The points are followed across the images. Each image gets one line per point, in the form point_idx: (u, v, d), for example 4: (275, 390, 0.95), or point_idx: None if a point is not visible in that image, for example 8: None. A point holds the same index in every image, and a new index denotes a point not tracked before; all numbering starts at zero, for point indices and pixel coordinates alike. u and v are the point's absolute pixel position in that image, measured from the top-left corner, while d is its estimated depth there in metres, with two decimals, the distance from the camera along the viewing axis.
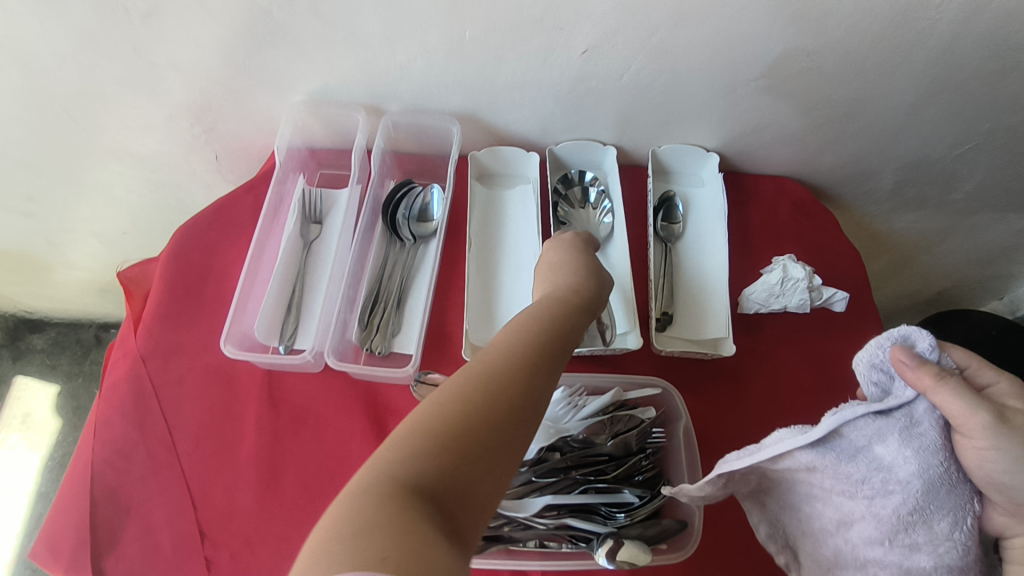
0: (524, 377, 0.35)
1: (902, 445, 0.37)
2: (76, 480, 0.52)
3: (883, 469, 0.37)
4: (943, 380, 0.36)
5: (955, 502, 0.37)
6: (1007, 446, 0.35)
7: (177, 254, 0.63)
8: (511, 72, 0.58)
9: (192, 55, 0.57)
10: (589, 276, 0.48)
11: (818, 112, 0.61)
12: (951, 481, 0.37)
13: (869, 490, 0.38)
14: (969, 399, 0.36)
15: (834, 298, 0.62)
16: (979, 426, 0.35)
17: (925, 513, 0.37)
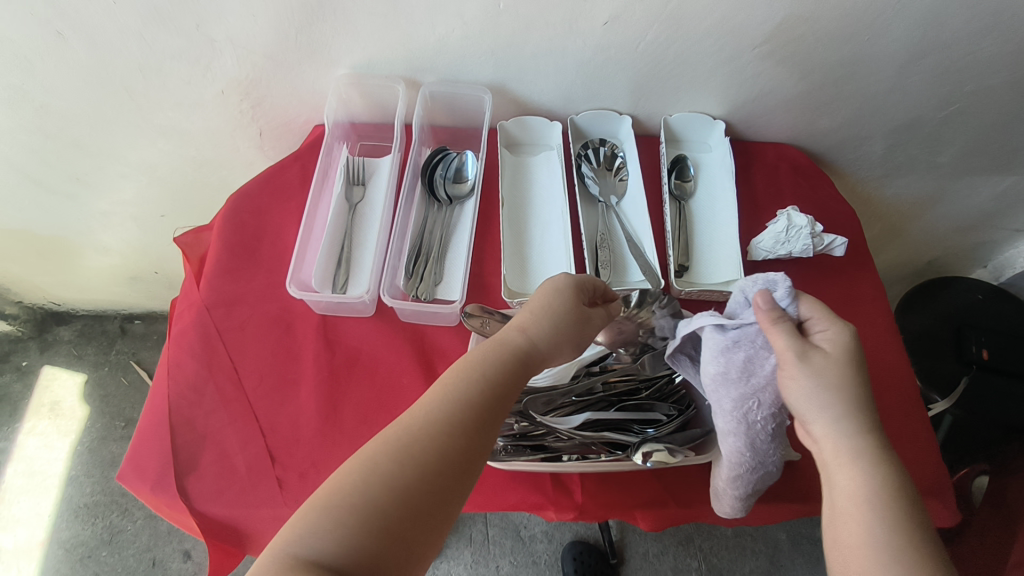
0: (476, 419, 0.42)
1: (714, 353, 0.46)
2: (156, 412, 0.58)
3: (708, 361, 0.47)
4: (775, 324, 0.44)
5: (750, 399, 0.45)
6: (801, 380, 0.42)
7: (232, 216, 0.69)
8: (539, 42, 0.64)
9: (250, 31, 0.63)
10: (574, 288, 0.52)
11: (813, 77, 0.68)
12: (749, 385, 0.45)
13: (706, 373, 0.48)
14: (794, 341, 0.43)
15: (835, 245, 0.67)
16: (792, 365, 0.43)
17: (715, 400, 0.47)
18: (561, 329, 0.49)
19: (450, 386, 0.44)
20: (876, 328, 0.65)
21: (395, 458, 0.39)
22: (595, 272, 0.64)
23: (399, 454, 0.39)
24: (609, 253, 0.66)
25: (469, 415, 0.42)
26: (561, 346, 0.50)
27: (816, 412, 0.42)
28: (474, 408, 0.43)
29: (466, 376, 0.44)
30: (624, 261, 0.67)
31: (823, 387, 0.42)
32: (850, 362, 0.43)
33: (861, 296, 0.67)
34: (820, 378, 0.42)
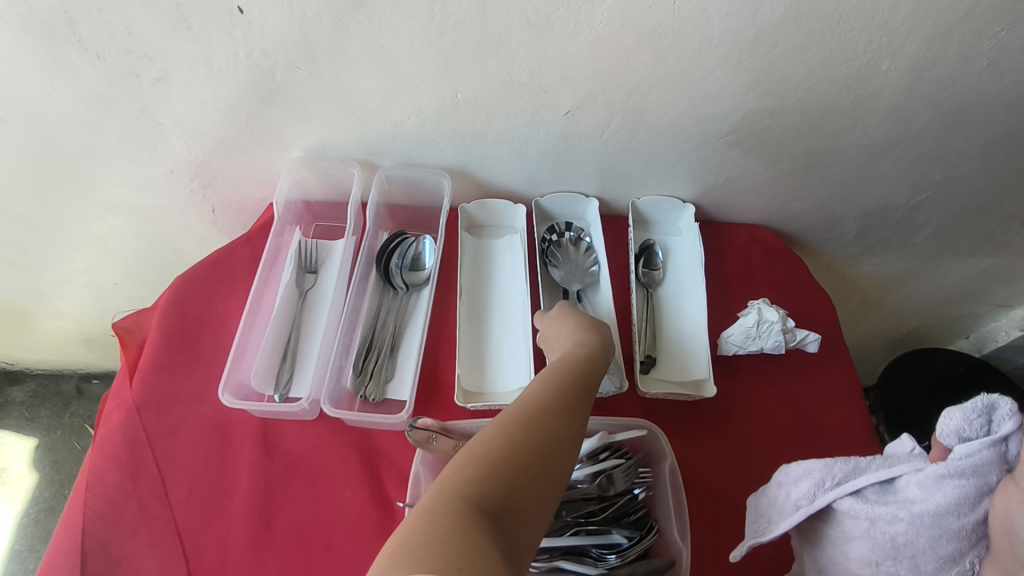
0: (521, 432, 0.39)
1: (930, 486, 0.41)
2: (67, 534, 0.52)
3: (907, 500, 0.42)
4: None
5: (959, 559, 0.40)
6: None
7: (173, 304, 0.65)
8: (499, 129, 0.62)
9: (197, 115, 0.60)
10: (593, 340, 0.53)
11: (783, 165, 0.66)
12: (960, 544, 0.40)
13: (885, 511, 0.43)
14: None
15: (807, 340, 0.64)
16: None
17: (915, 545, 0.41)
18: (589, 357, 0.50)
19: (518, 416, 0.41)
20: (852, 430, 0.62)
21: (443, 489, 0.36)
22: None
23: (433, 506, 0.35)
24: None
25: (513, 436, 0.39)
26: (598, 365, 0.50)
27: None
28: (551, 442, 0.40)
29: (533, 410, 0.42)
30: None
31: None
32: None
33: (836, 396, 0.64)
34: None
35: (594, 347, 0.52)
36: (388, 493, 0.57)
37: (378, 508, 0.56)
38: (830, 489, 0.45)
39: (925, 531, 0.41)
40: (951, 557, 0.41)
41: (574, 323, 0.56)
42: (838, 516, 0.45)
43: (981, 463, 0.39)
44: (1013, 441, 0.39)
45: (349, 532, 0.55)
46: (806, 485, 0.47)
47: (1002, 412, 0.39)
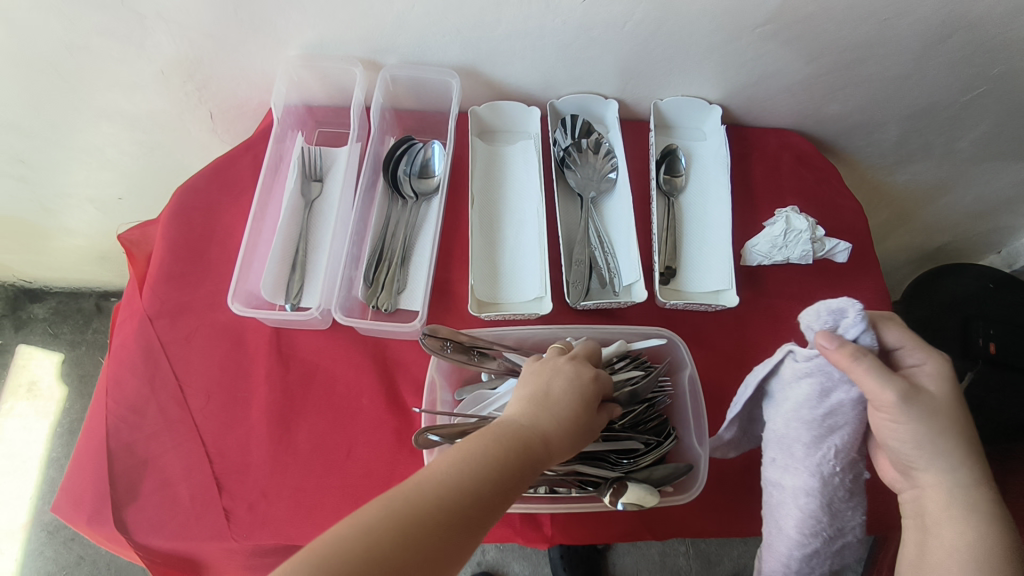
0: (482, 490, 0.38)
1: (795, 385, 0.44)
2: (93, 436, 0.54)
3: (783, 402, 0.46)
4: (858, 359, 0.40)
5: (824, 445, 0.43)
6: (902, 422, 0.40)
7: (177, 214, 0.63)
8: (511, 21, 0.57)
9: (183, 7, 0.55)
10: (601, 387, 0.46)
11: (821, 59, 0.60)
12: (824, 429, 0.43)
13: (772, 413, 0.47)
14: (883, 375, 0.40)
15: (836, 250, 0.62)
16: (890, 401, 0.40)
17: (791, 441, 0.45)
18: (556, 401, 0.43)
19: (451, 466, 0.38)
20: None
21: (398, 513, 0.35)
22: (572, 281, 0.59)
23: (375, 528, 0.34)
24: (595, 263, 0.60)
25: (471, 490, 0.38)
26: (563, 444, 0.42)
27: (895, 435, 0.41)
28: (476, 506, 0.37)
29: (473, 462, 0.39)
30: (616, 264, 0.61)
31: (924, 434, 0.41)
32: (942, 401, 0.41)
33: (862, 305, 0.62)
34: (913, 420, 0.40)
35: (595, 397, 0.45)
36: (405, 400, 0.58)
37: (394, 414, 0.57)
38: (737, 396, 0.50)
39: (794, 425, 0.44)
40: (818, 443, 0.44)
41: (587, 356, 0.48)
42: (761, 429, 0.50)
43: (823, 364, 0.43)
44: (866, 337, 0.41)
45: (367, 436, 0.56)
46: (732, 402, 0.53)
47: (850, 317, 0.41)
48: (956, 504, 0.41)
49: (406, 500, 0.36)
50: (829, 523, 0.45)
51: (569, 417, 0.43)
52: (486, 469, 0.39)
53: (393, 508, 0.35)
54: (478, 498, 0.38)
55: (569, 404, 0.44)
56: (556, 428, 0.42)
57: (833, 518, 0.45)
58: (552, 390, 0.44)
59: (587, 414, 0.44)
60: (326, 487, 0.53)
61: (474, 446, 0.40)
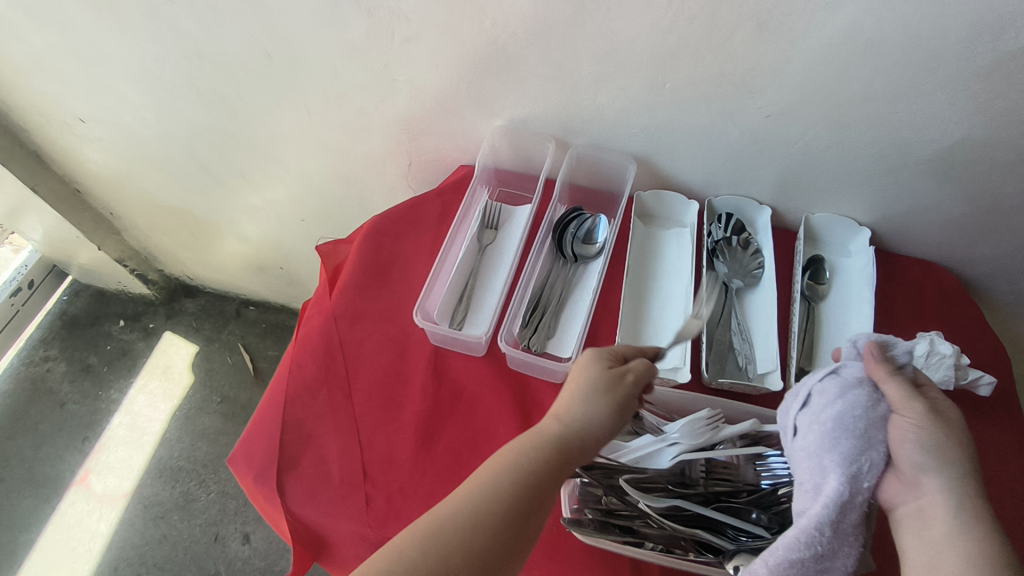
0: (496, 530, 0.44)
1: (832, 400, 0.46)
2: (273, 404, 0.63)
3: (817, 414, 0.47)
4: (892, 374, 0.46)
5: (861, 458, 0.44)
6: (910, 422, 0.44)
7: (372, 235, 0.74)
8: (695, 124, 0.65)
9: (428, 75, 0.68)
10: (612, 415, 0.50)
11: (979, 202, 0.64)
12: (862, 442, 0.44)
13: (813, 429, 0.46)
14: (910, 390, 0.45)
15: (982, 381, 0.58)
16: (918, 408, 0.44)
17: (830, 453, 0.44)
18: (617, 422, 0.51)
19: (465, 501, 0.45)
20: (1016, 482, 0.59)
21: (423, 548, 0.42)
22: (709, 357, 0.63)
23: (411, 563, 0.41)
24: (736, 347, 0.64)
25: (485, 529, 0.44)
26: (600, 419, 0.50)
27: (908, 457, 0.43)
28: (504, 530, 0.44)
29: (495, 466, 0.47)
30: (754, 350, 0.64)
31: (933, 442, 0.43)
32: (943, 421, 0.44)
33: (999, 440, 0.61)
34: (932, 426, 0.43)
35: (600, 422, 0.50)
36: None
37: None
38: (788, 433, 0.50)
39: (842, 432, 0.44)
40: (847, 456, 0.44)
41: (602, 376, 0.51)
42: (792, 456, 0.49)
43: (851, 384, 0.46)
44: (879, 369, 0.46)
45: None
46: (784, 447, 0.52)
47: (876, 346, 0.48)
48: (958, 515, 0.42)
49: (425, 525, 0.44)
50: (840, 518, 0.42)
51: (609, 399, 0.50)
52: (504, 504, 0.45)
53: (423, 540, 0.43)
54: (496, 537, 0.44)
55: (592, 407, 0.50)
56: (587, 407, 0.50)
57: (841, 532, 0.42)
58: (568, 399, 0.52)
59: (604, 416, 0.50)
60: None
61: (495, 483, 0.46)
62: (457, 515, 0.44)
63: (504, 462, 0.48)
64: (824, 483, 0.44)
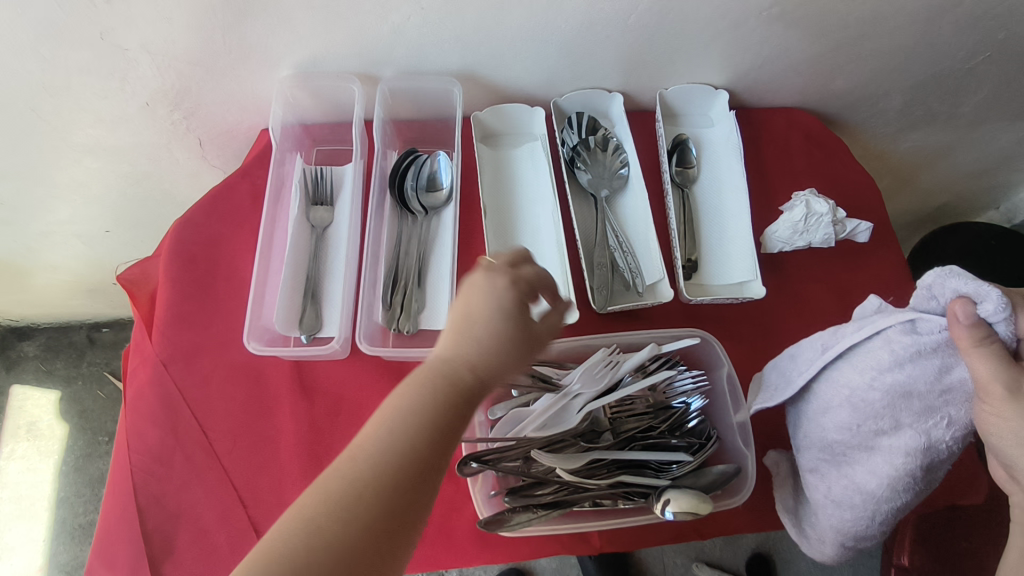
0: (372, 488, 0.32)
1: (900, 358, 0.39)
2: (120, 489, 0.52)
3: (879, 366, 0.40)
4: (980, 346, 0.35)
5: (936, 414, 0.39)
6: (1017, 420, 0.34)
7: (177, 250, 0.60)
8: (513, 23, 0.54)
9: (165, 35, 0.52)
10: (501, 303, 0.38)
11: (829, 38, 0.59)
12: (937, 400, 0.39)
13: (869, 380, 0.41)
14: (1008, 370, 0.34)
15: (858, 230, 0.61)
16: (1003, 397, 0.34)
17: (894, 412, 0.40)
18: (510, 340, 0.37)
19: (354, 461, 0.33)
20: None
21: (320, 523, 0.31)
22: (593, 285, 0.57)
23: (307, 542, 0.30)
24: (620, 263, 0.59)
25: (342, 485, 0.32)
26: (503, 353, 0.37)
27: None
28: (350, 482, 0.32)
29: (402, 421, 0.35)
30: (638, 261, 0.59)
31: None
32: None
33: (883, 281, 0.61)
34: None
35: (477, 308, 0.38)
36: None
37: None
38: (812, 360, 0.46)
39: (912, 396, 0.39)
40: (925, 412, 0.39)
41: (485, 293, 0.38)
42: (827, 384, 0.44)
43: (945, 340, 0.38)
44: (1004, 325, 0.35)
45: None
46: (807, 353, 0.46)
47: (992, 306, 0.35)
48: None
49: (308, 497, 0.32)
50: (914, 484, 0.41)
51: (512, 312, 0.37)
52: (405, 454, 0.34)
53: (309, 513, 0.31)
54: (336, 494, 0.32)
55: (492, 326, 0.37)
56: (480, 300, 0.38)
57: (914, 486, 0.41)
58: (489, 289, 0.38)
59: (512, 330, 0.38)
60: None
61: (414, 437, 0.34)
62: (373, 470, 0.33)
63: (404, 434, 0.34)
64: (889, 435, 0.40)
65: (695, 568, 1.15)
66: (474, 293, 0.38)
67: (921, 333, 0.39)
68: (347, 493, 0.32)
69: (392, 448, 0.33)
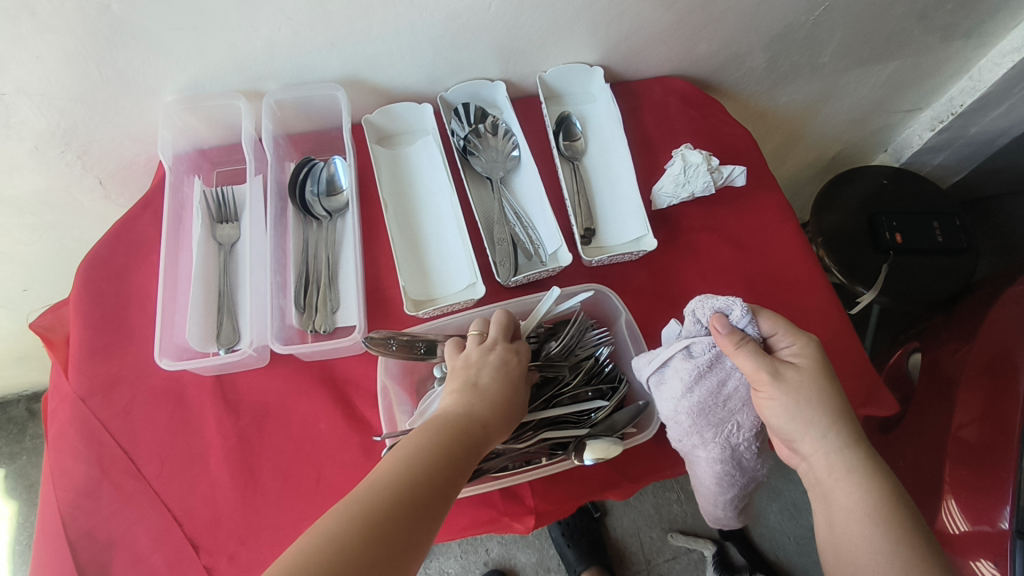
0: (415, 479, 0.39)
1: (688, 382, 0.49)
2: (50, 527, 0.52)
3: (677, 393, 0.49)
4: (740, 347, 0.47)
5: (729, 422, 0.49)
6: (780, 397, 0.46)
7: (85, 288, 0.61)
8: (380, 24, 0.57)
9: (39, 74, 0.53)
10: (507, 372, 0.48)
11: (679, 4, 0.64)
12: (724, 410, 0.49)
13: (675, 403, 0.50)
14: (762, 360, 0.46)
15: (734, 175, 0.65)
16: (766, 383, 0.46)
17: (701, 427, 0.49)
18: (488, 390, 0.46)
19: (395, 460, 0.40)
20: (789, 248, 0.64)
21: (372, 511, 0.36)
22: (496, 260, 0.60)
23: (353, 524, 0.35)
24: (521, 237, 0.62)
25: (400, 482, 0.39)
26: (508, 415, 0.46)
27: (793, 432, 0.47)
28: (405, 478, 0.39)
29: (413, 443, 0.42)
30: (538, 233, 0.62)
31: (795, 406, 0.46)
32: (811, 379, 0.46)
33: (770, 219, 0.66)
34: (795, 395, 0.46)
35: (498, 393, 0.47)
36: (363, 413, 0.58)
37: (356, 432, 0.57)
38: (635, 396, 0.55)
39: (709, 410, 0.49)
40: (721, 423, 0.49)
41: (481, 358, 0.49)
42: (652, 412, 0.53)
43: (717, 352, 0.49)
44: (749, 326, 0.48)
45: (334, 458, 0.56)
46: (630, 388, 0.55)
47: (739, 312, 0.48)
48: (841, 463, 0.46)
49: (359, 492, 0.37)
50: (738, 475, 0.51)
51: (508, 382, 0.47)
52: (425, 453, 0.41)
53: (361, 505, 0.36)
54: (390, 489, 0.38)
55: (490, 371, 0.48)
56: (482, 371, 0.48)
57: (740, 472, 0.51)
58: (483, 380, 0.47)
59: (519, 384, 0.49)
60: (305, 518, 0.53)
61: (437, 440, 0.42)
62: (403, 470, 0.39)
63: (438, 443, 0.42)
64: (700, 449, 0.50)
65: (670, 538, 1.17)
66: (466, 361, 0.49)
67: (699, 351, 0.50)
68: (400, 485, 0.38)
69: (429, 458, 0.41)
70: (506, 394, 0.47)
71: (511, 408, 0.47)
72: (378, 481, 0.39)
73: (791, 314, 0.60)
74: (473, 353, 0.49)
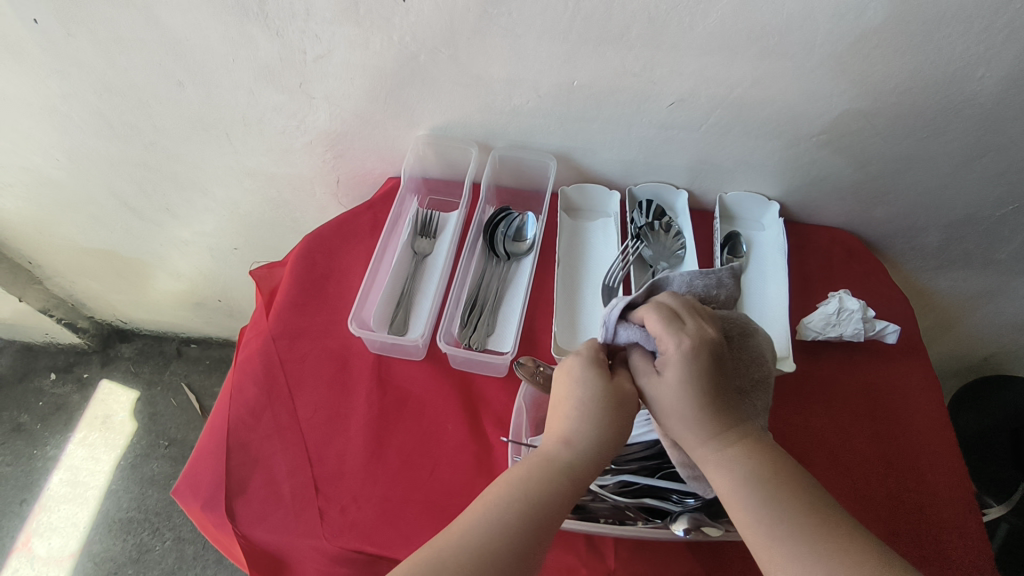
0: (514, 514, 0.41)
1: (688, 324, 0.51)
2: (218, 432, 0.62)
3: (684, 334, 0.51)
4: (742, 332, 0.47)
5: None
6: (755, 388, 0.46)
7: (304, 255, 0.74)
8: (607, 118, 0.68)
9: (345, 90, 0.69)
10: (607, 402, 0.45)
11: (869, 168, 0.70)
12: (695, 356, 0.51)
13: None
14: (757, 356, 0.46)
15: (886, 331, 0.67)
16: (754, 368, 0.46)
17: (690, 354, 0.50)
18: (590, 421, 0.44)
19: (496, 496, 0.42)
20: (928, 418, 0.64)
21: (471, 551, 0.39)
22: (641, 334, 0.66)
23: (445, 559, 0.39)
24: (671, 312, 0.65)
25: (501, 519, 0.41)
26: (606, 432, 0.45)
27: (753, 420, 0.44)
28: (502, 517, 0.41)
29: (513, 481, 0.43)
30: None
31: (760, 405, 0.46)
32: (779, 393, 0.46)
33: (912, 385, 0.67)
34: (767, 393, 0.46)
35: (601, 425, 0.45)
36: (484, 428, 0.64)
37: (475, 442, 0.63)
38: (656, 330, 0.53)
39: None
40: None
41: (576, 380, 0.46)
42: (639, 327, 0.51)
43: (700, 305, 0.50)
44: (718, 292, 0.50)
45: (450, 458, 0.62)
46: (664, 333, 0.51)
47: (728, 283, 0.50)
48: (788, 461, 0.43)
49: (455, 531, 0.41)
50: None
51: (595, 408, 0.44)
52: (529, 488, 0.42)
53: (461, 536, 0.40)
54: (490, 528, 0.40)
55: (594, 401, 0.45)
56: (581, 403, 0.45)
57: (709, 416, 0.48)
58: (576, 412, 0.45)
59: (624, 407, 0.45)
60: (410, 500, 0.59)
61: (537, 477, 0.43)
62: (501, 502, 0.42)
63: (541, 479, 0.43)
64: None
65: None
66: (562, 383, 0.47)
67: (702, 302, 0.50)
68: (494, 525, 0.41)
69: (525, 493, 0.42)
70: (610, 423, 0.45)
71: (615, 436, 0.45)
72: (471, 536, 0.40)
73: (916, 485, 0.59)
74: (573, 372, 0.46)
